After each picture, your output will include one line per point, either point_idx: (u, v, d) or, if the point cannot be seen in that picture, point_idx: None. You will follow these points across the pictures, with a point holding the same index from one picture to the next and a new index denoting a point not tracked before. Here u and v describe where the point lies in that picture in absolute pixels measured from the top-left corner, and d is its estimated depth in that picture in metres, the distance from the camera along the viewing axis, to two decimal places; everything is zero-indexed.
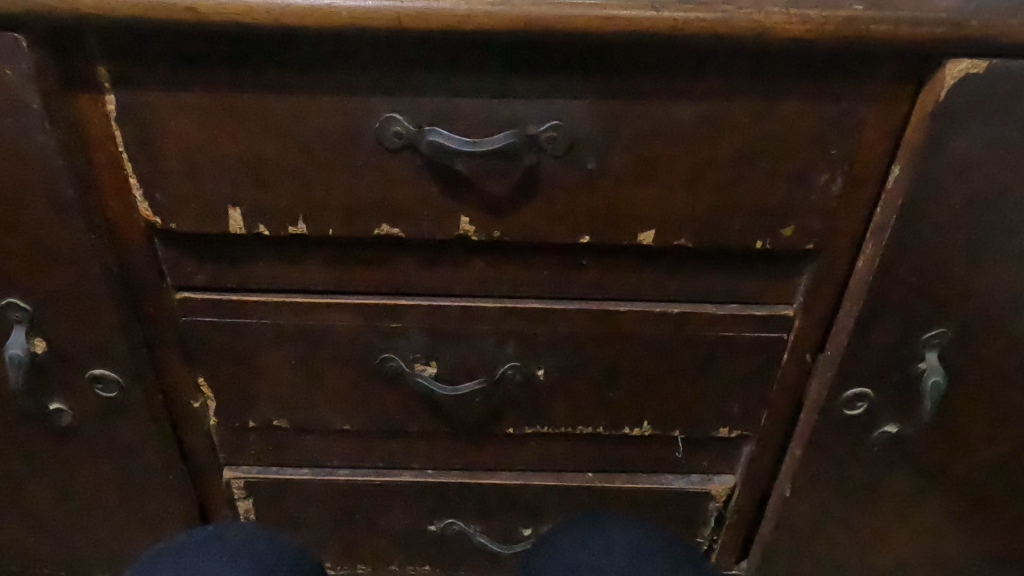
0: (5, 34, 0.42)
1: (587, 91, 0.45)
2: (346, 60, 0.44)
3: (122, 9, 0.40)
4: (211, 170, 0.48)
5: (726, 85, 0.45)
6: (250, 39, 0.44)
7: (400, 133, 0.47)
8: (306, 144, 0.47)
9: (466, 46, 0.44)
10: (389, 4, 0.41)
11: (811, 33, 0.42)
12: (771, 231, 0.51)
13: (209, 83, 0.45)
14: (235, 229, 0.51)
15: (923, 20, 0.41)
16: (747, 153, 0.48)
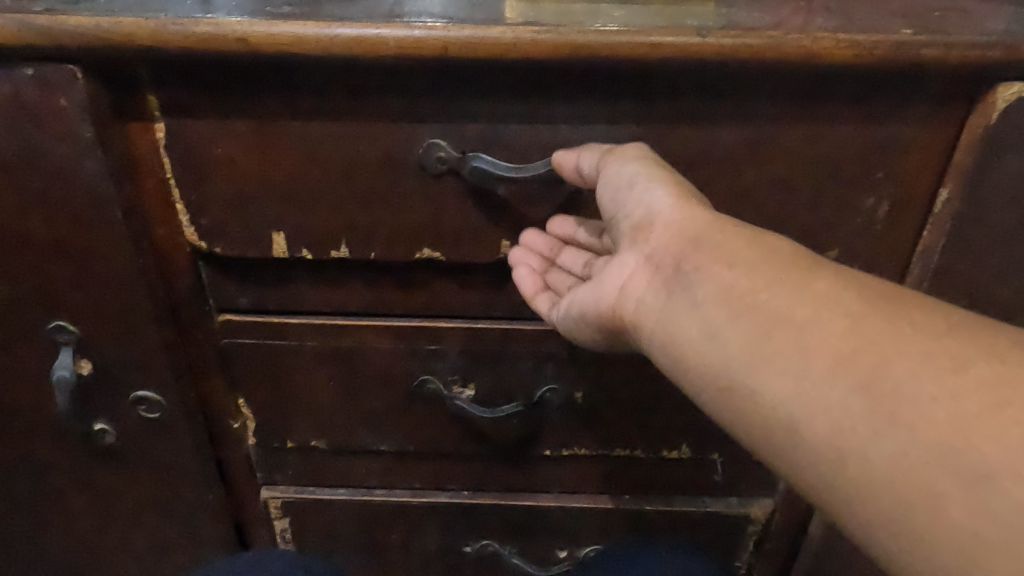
0: (63, 66, 0.43)
1: (630, 115, 0.45)
2: (392, 87, 0.45)
3: (174, 41, 0.41)
4: (256, 196, 0.49)
5: (771, 109, 0.45)
6: (298, 69, 0.44)
7: (443, 158, 0.47)
8: (350, 170, 0.48)
9: (511, 74, 0.44)
10: (437, 33, 0.41)
11: (859, 57, 0.41)
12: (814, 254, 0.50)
13: (257, 111, 0.46)
14: (278, 254, 0.51)
15: (976, 45, 0.41)
16: (792, 177, 0.47)
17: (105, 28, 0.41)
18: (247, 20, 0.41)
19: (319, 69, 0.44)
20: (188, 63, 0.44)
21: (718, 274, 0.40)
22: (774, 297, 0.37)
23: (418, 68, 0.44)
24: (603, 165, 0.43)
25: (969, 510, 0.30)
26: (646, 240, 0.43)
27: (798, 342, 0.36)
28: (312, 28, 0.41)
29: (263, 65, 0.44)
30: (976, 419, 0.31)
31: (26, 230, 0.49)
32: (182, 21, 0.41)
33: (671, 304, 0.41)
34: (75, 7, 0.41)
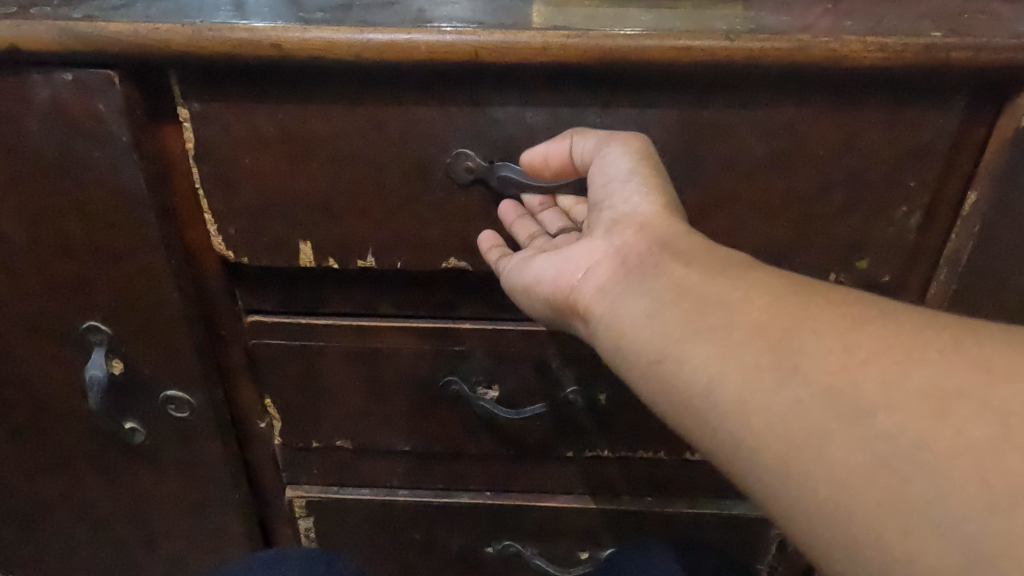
0: (101, 72, 0.44)
1: (659, 122, 0.46)
2: (422, 95, 0.45)
3: (210, 47, 0.42)
4: (285, 203, 0.50)
5: (798, 115, 0.45)
6: (329, 76, 0.45)
7: (471, 168, 0.47)
8: (379, 179, 0.48)
9: (539, 81, 0.45)
10: (468, 37, 0.41)
11: (889, 61, 0.41)
12: (845, 264, 0.51)
13: (286, 119, 0.46)
14: (305, 263, 0.52)
15: (1006, 47, 0.41)
16: (819, 184, 0.48)
17: (144, 34, 0.42)
18: (282, 26, 0.42)
19: (351, 77, 0.45)
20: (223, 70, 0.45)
21: (676, 270, 0.40)
22: (714, 284, 0.39)
23: (448, 74, 0.44)
24: (602, 151, 0.44)
25: (850, 445, 0.32)
26: (619, 232, 0.44)
27: (726, 316, 0.37)
28: (345, 33, 0.42)
29: (295, 71, 0.45)
30: (862, 365, 0.33)
31: (61, 231, 0.49)
32: (219, 27, 0.42)
33: (629, 292, 0.42)
34: (114, 14, 0.42)
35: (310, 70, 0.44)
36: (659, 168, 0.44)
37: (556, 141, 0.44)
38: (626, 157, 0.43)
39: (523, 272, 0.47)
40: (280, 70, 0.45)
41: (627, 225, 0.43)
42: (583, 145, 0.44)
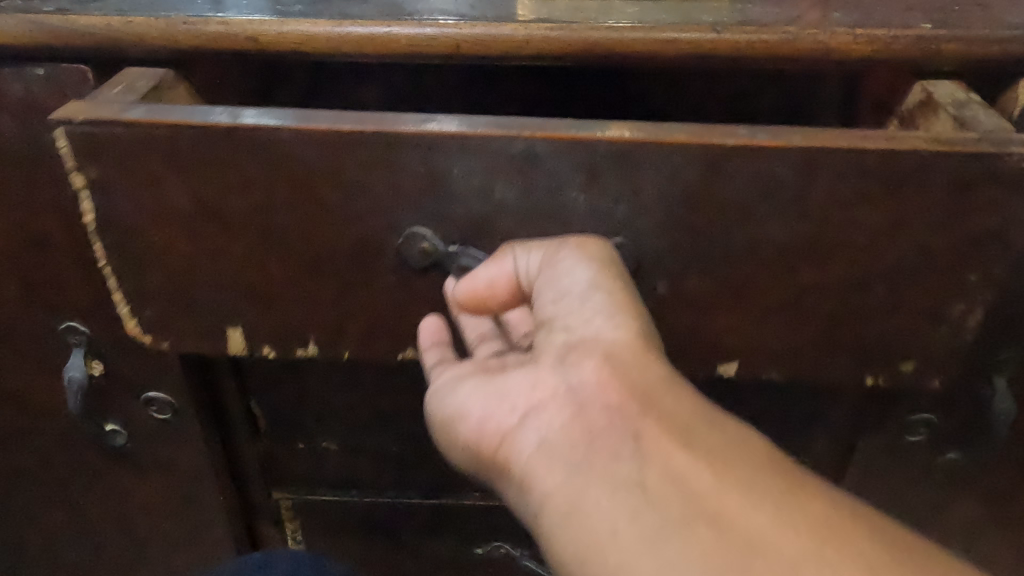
0: (74, 66, 0.42)
1: (663, 199, 0.37)
2: (365, 166, 0.37)
3: (186, 41, 0.41)
4: (212, 283, 0.42)
5: (832, 197, 0.37)
6: (249, 139, 0.36)
7: (427, 250, 0.39)
8: (322, 259, 0.41)
9: (508, 148, 0.36)
10: (448, 30, 0.41)
11: (878, 53, 0.40)
12: (885, 364, 0.43)
13: (202, 193, 0.38)
14: (236, 350, 0.45)
15: (995, 39, 0.40)
16: (846, 277, 0.40)
17: (117, 27, 0.41)
18: (259, 20, 0.41)
19: (276, 144, 0.36)
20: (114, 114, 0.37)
21: (667, 452, 0.32)
22: (717, 488, 0.31)
23: (395, 137, 0.36)
24: (554, 262, 0.37)
25: None
26: (575, 365, 0.36)
27: (742, 539, 0.30)
28: (323, 26, 0.41)
29: (209, 132, 0.36)
30: None
31: (35, 230, 0.48)
32: (194, 21, 0.41)
33: (591, 471, 0.33)
34: (87, 8, 0.42)
35: (229, 128, 0.36)
36: (631, 288, 0.37)
37: (495, 261, 0.37)
38: (590, 266, 0.36)
39: (453, 398, 0.41)
40: (187, 131, 0.36)
41: (586, 355, 0.36)
42: (532, 259, 0.38)
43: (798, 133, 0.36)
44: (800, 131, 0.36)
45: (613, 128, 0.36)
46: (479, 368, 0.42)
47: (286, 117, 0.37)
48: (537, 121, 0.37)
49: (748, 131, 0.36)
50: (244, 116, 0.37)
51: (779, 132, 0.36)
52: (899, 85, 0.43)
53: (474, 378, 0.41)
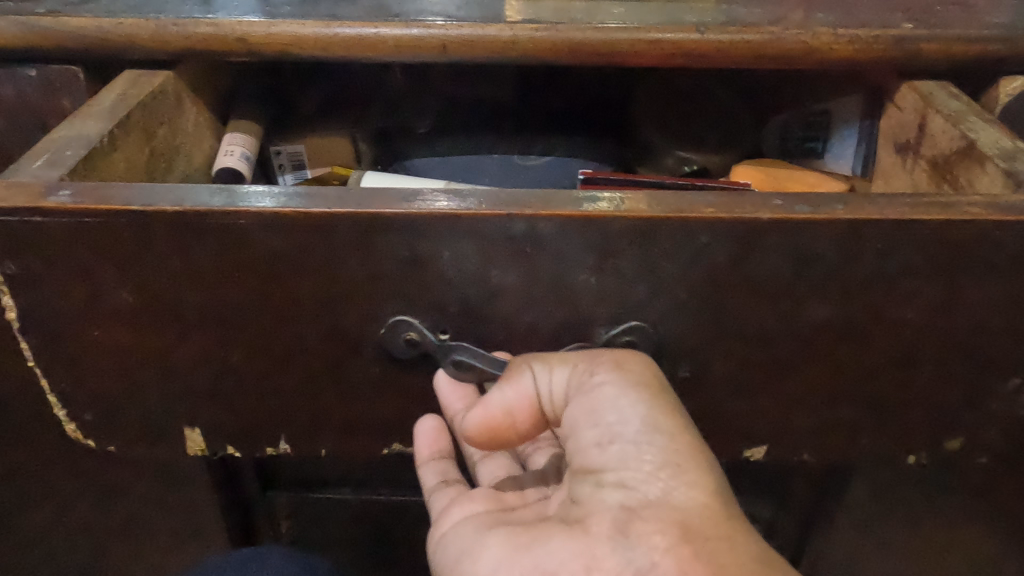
0: (66, 67, 0.43)
1: (691, 278, 0.30)
2: (329, 246, 0.29)
3: (175, 41, 0.41)
4: (159, 380, 0.34)
5: (876, 274, 0.30)
6: (202, 224, 0.29)
7: (415, 340, 0.32)
8: (285, 352, 0.33)
9: (506, 229, 0.29)
10: (436, 31, 0.41)
11: (861, 53, 0.41)
12: (933, 447, 0.36)
13: (144, 281, 0.31)
14: (192, 451, 0.37)
15: (976, 39, 0.41)
16: (894, 360, 0.33)
17: (107, 28, 0.41)
18: (248, 21, 0.41)
19: (234, 230, 0.29)
20: (136, 108, 0.38)
21: None
22: None
23: (373, 219, 0.29)
24: (583, 386, 0.29)
25: None
26: (639, 539, 0.28)
27: None
28: (312, 27, 0.41)
29: (155, 214, 0.28)
30: None
31: None
32: (183, 22, 0.41)
33: None
34: (77, 10, 0.42)
35: (179, 210, 0.28)
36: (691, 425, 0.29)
37: (508, 381, 0.31)
38: (642, 404, 0.28)
39: (458, 543, 0.33)
40: (126, 214, 0.28)
41: (653, 525, 0.28)
42: (561, 379, 0.30)
43: (838, 201, 0.29)
44: (839, 198, 0.30)
45: (632, 201, 0.29)
46: (495, 507, 0.34)
47: (247, 197, 0.29)
48: (535, 194, 0.30)
49: (784, 200, 0.29)
50: (197, 196, 0.29)
51: (822, 199, 0.29)
52: (925, 117, 0.39)
53: (497, 531, 0.32)
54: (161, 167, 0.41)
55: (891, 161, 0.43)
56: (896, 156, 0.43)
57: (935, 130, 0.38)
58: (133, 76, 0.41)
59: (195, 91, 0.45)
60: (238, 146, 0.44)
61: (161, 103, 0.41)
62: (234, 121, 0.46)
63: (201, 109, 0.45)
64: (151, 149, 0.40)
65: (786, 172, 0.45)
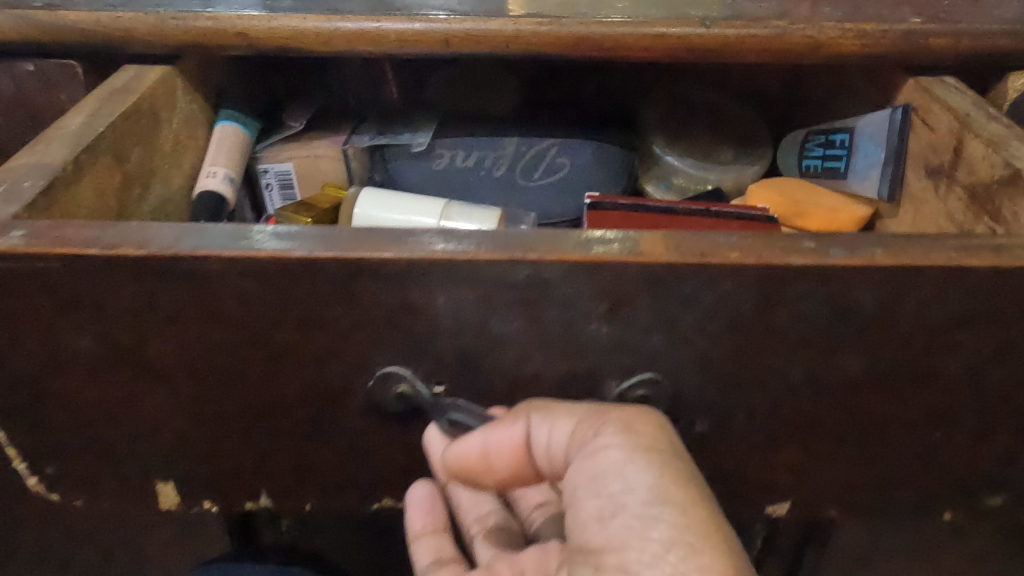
0: (63, 62, 0.42)
1: (700, 331, 0.29)
2: (315, 303, 0.28)
3: (174, 36, 0.41)
4: (127, 428, 0.33)
5: (915, 329, 0.29)
6: (168, 271, 0.27)
7: (407, 392, 0.32)
8: (266, 404, 0.33)
9: (510, 275, 0.28)
10: (437, 26, 0.41)
11: (869, 48, 0.40)
12: (968, 498, 0.36)
13: (108, 332, 0.29)
14: (167, 504, 0.37)
15: (984, 33, 0.40)
16: (930, 415, 0.33)
17: (104, 21, 0.41)
18: (248, 15, 0.41)
19: (207, 276, 0.27)
20: (107, 133, 0.36)
21: None
22: None
23: (363, 265, 0.27)
24: (579, 444, 0.29)
25: None
26: None
27: None
28: (312, 22, 0.41)
29: (118, 258, 0.27)
30: None
31: None
32: (183, 16, 0.41)
33: None
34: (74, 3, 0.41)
35: (142, 254, 0.27)
36: (703, 488, 0.28)
37: (502, 423, 0.31)
38: (650, 471, 0.28)
39: None
40: (89, 258, 0.27)
41: None
42: (562, 434, 0.30)
43: (875, 242, 0.28)
44: (876, 239, 0.28)
45: (645, 245, 0.28)
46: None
47: (224, 240, 0.27)
48: (541, 234, 0.28)
49: (816, 242, 0.28)
50: (168, 238, 0.27)
51: (858, 242, 0.28)
52: (962, 140, 0.37)
53: None
54: (134, 193, 0.38)
55: (921, 185, 0.41)
56: (925, 180, 0.40)
57: (974, 156, 0.36)
58: (103, 94, 0.39)
59: (169, 102, 0.42)
60: (219, 167, 0.43)
61: (132, 123, 0.38)
62: (222, 125, 0.45)
63: (175, 121, 0.42)
64: (122, 175, 0.37)
65: (803, 194, 0.43)
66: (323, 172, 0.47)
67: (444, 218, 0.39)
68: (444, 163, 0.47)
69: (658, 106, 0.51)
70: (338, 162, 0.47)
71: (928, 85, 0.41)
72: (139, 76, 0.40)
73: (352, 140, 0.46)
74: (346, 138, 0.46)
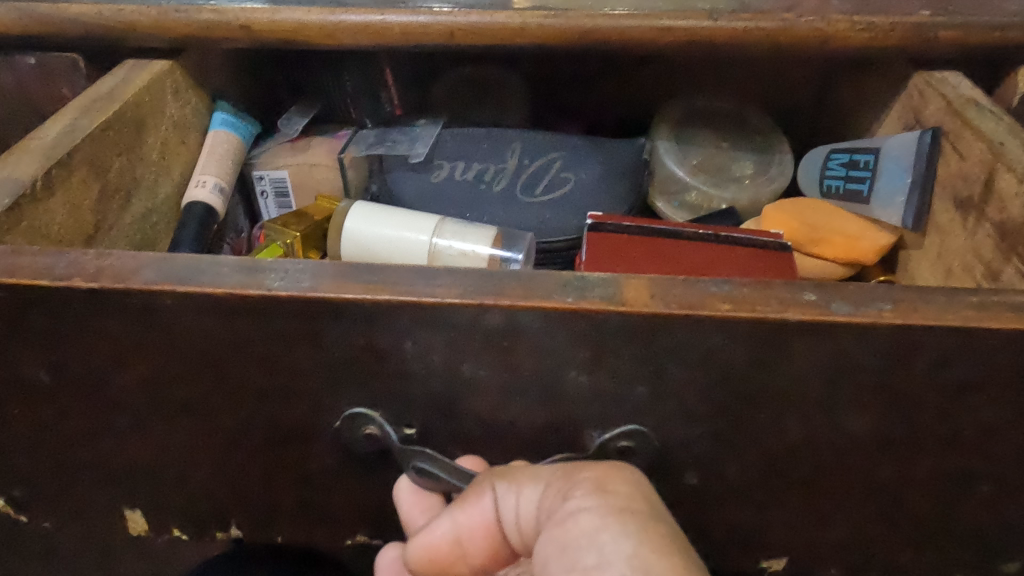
0: (65, 55, 0.42)
1: (692, 384, 0.27)
2: (274, 342, 0.27)
3: (177, 28, 0.40)
4: (93, 456, 0.32)
5: (924, 386, 0.27)
6: (121, 304, 0.26)
7: (374, 434, 0.30)
8: (234, 437, 0.31)
9: (478, 320, 0.26)
10: (442, 18, 0.40)
11: (877, 40, 0.40)
12: (982, 565, 0.33)
13: (63, 363, 0.28)
14: (135, 532, 0.36)
15: (994, 26, 0.40)
16: (941, 476, 0.30)
17: (106, 14, 0.40)
18: (250, 7, 0.40)
19: (158, 309, 0.27)
20: (84, 142, 0.34)
21: None
22: None
23: (328, 305, 0.26)
24: (551, 511, 0.26)
25: None
26: None
27: None
28: (316, 14, 0.40)
29: (65, 289, 0.26)
30: None
31: None
32: (185, 8, 0.40)
33: None
34: None
35: (91, 287, 0.26)
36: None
37: (466, 501, 0.28)
38: (628, 539, 0.23)
39: None
40: (37, 288, 0.26)
41: None
42: (530, 500, 0.26)
43: (884, 298, 0.26)
44: (887, 294, 0.26)
45: (628, 290, 0.26)
46: None
47: (188, 273, 0.27)
48: (519, 278, 0.27)
49: (817, 295, 0.26)
50: (122, 269, 0.27)
51: (864, 296, 0.26)
52: (994, 172, 0.34)
53: None
54: (112, 208, 0.37)
55: (948, 215, 0.38)
56: (954, 212, 0.38)
57: (1005, 190, 0.34)
58: (85, 101, 0.37)
59: (159, 108, 0.40)
60: (209, 176, 0.42)
61: (114, 134, 0.36)
62: (213, 133, 0.44)
63: (163, 128, 0.41)
64: (100, 186, 0.36)
65: (821, 221, 0.41)
66: (318, 182, 0.46)
67: (437, 234, 0.39)
68: (442, 176, 0.45)
69: (670, 111, 0.50)
70: (335, 172, 0.46)
71: (959, 108, 0.38)
72: (125, 83, 0.39)
73: (347, 149, 0.46)
74: (343, 147, 0.46)
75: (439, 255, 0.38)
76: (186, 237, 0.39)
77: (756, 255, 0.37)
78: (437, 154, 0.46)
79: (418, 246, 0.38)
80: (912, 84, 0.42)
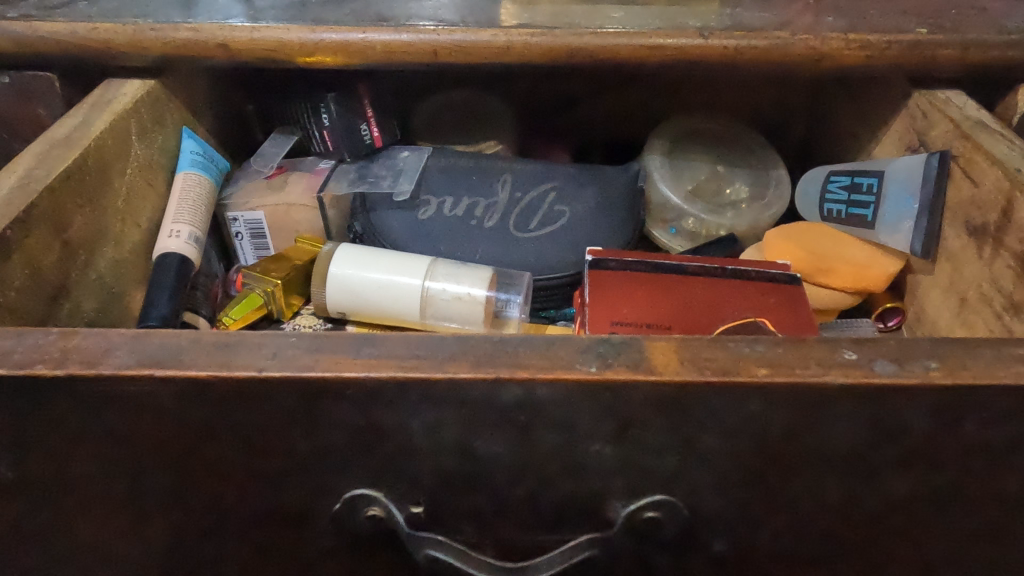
0: (39, 74, 0.40)
1: (726, 451, 0.24)
2: (256, 418, 0.23)
3: (153, 47, 0.39)
4: (56, 555, 0.27)
5: (978, 448, 0.24)
6: (85, 391, 0.23)
7: (376, 517, 0.26)
8: (217, 524, 0.27)
9: (493, 396, 0.23)
10: (425, 37, 0.39)
11: (873, 58, 0.39)
12: None
13: (19, 455, 0.24)
14: None
15: (991, 45, 0.39)
16: (996, 545, 0.27)
17: (82, 33, 0.39)
18: (229, 26, 0.39)
19: (136, 396, 0.23)
20: (40, 197, 0.31)
21: None
22: None
23: (321, 386, 0.23)
24: None
25: None
26: None
27: None
28: (296, 32, 0.39)
29: (27, 379, 0.22)
30: None
31: None
32: (162, 27, 0.39)
33: None
34: (50, 15, 0.40)
35: (57, 374, 0.22)
36: None
37: None
38: None
39: None
40: None
41: None
42: None
43: (929, 353, 0.23)
44: (932, 351, 0.23)
45: (660, 364, 0.23)
46: None
47: (164, 353, 0.23)
48: (534, 345, 0.24)
49: (858, 354, 0.23)
50: (91, 351, 0.23)
51: (909, 353, 0.23)
52: (1013, 199, 0.32)
53: None
54: (75, 265, 0.33)
55: (961, 242, 0.36)
56: (967, 239, 0.36)
57: None
58: (41, 148, 0.34)
59: (122, 151, 0.37)
60: (182, 225, 0.39)
61: (76, 184, 0.33)
62: (183, 175, 0.41)
63: (129, 171, 0.38)
64: (62, 245, 0.33)
65: (827, 252, 0.40)
66: (297, 222, 0.44)
67: (429, 278, 0.38)
68: (428, 213, 0.43)
69: (665, 134, 0.49)
70: (316, 213, 0.44)
71: (969, 132, 0.36)
72: (86, 125, 0.36)
73: (328, 188, 0.44)
74: (323, 186, 0.44)
75: (432, 300, 0.38)
76: (162, 292, 0.36)
77: (764, 289, 0.36)
78: (423, 189, 0.44)
79: (411, 290, 0.38)
80: (915, 104, 0.40)
